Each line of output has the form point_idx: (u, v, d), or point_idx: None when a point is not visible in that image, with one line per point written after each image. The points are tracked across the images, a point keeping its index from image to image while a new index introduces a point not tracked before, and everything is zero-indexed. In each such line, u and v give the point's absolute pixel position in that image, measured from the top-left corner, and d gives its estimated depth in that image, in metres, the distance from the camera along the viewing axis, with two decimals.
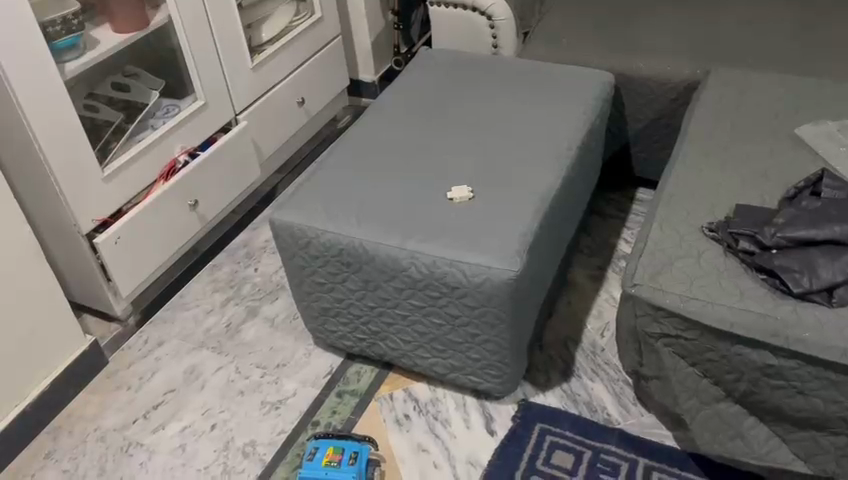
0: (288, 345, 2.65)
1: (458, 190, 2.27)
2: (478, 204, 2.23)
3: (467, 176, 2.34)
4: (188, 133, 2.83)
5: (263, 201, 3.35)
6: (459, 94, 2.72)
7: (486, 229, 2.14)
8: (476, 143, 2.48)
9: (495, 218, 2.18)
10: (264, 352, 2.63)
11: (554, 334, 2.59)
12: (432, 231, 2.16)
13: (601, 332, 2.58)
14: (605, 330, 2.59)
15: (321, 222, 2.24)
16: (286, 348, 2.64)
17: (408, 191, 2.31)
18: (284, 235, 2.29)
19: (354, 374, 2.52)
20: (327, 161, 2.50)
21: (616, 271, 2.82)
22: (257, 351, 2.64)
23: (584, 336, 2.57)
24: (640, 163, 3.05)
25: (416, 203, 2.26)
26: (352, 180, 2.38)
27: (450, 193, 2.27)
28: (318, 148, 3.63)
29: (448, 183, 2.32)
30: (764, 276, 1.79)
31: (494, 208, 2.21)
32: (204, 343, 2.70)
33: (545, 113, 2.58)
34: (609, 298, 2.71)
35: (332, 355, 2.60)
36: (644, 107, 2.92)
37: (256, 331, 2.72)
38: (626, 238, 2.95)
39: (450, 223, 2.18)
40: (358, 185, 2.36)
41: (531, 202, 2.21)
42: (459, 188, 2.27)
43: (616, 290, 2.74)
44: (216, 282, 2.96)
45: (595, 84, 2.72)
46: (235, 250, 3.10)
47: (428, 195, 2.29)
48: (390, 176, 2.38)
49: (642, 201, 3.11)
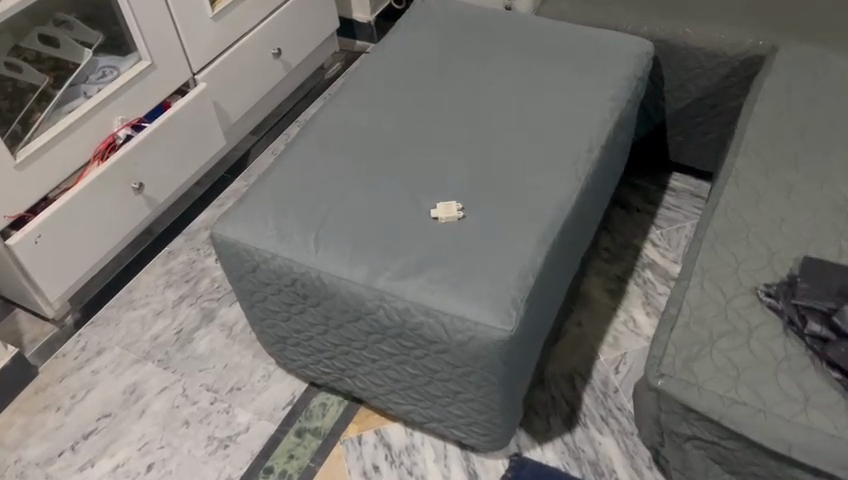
0: (246, 362, 2.26)
1: (447, 207, 1.80)
2: (470, 228, 1.76)
3: (459, 185, 1.86)
4: (132, 102, 2.34)
5: (233, 169, 2.89)
6: (459, 66, 2.19)
7: (477, 265, 1.68)
8: (474, 138, 1.98)
9: (490, 249, 1.71)
10: (217, 371, 2.25)
11: (559, 366, 2.17)
12: (408, 265, 1.71)
13: (615, 367, 2.16)
14: (620, 366, 2.16)
15: (272, 243, 1.80)
16: (243, 366, 2.25)
17: (383, 202, 1.84)
18: (228, 255, 1.85)
19: (319, 407, 2.13)
20: (289, 151, 2.01)
21: (638, 285, 2.36)
22: (209, 369, 2.26)
23: (595, 371, 2.15)
24: (678, 148, 2.53)
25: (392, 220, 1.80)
26: (316, 183, 1.91)
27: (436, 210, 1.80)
28: (300, 104, 3.12)
29: (435, 195, 1.85)
30: (839, 375, 1.33)
31: (489, 235, 1.74)
32: (149, 354, 2.31)
33: (564, 98, 2.06)
34: (628, 321, 2.26)
35: (295, 379, 2.20)
36: (688, 84, 2.37)
37: (210, 342, 2.33)
38: (653, 242, 2.47)
39: (433, 253, 1.72)
40: (323, 190, 1.89)
41: (536, 230, 1.74)
42: (447, 204, 1.80)
43: (637, 310, 2.29)
44: (170, 274, 2.55)
45: (629, 57, 2.18)
46: (194, 233, 2.67)
47: (409, 209, 1.82)
48: (363, 180, 1.90)
49: (675, 192, 2.62)
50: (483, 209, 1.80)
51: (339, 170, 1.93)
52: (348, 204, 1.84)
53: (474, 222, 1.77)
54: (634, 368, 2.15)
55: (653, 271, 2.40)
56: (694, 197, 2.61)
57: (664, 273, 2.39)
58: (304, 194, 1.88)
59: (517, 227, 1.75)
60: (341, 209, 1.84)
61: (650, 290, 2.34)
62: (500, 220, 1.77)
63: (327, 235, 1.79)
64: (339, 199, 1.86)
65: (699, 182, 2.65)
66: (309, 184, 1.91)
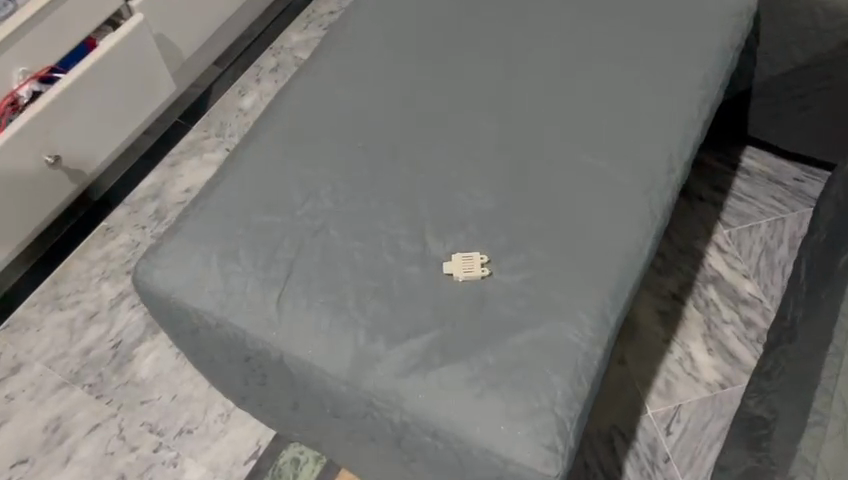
0: (199, 395, 1.80)
1: (465, 262, 1.26)
2: (500, 295, 1.24)
3: (484, 222, 1.31)
4: (36, 46, 1.72)
5: (189, 114, 2.28)
6: (487, 23, 1.57)
7: (509, 362, 1.17)
8: (507, 142, 1.41)
9: (528, 335, 1.20)
10: (162, 405, 1.79)
11: (595, 420, 1.71)
12: (410, 353, 1.20)
13: (664, 426, 1.71)
14: (672, 424, 1.71)
15: (219, 302, 1.27)
16: (196, 399, 1.79)
17: (377, 245, 1.30)
18: (159, 309, 1.32)
19: (290, 465, 1.69)
20: (245, 147, 1.44)
21: (698, 308, 1.86)
22: (152, 402, 1.79)
23: (641, 432, 1.70)
24: (761, 124, 1.95)
25: (389, 276, 1.27)
26: (282, 206, 1.35)
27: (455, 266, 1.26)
28: (276, 25, 2.46)
29: (450, 237, 1.30)
30: None
31: (528, 311, 1.22)
32: (78, 376, 1.84)
33: (633, 83, 1.47)
34: (685, 360, 1.78)
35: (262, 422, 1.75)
36: (794, 47, 1.76)
37: (155, 363, 1.85)
38: (719, 247, 1.94)
39: (447, 335, 1.21)
40: (293, 219, 1.34)
41: (595, 306, 1.23)
42: (465, 258, 1.27)
43: (695, 345, 1.81)
44: (108, 261, 2.02)
45: (726, 18, 1.56)
46: (138, 203, 2.11)
47: (413, 258, 1.28)
48: (349, 204, 1.35)
49: (748, 176, 2.06)
50: (520, 264, 1.26)
51: (315, 185, 1.37)
52: (328, 245, 1.30)
53: (506, 286, 1.24)
54: (690, 429, 1.70)
55: (718, 288, 1.89)
56: (771, 183, 2.05)
57: (731, 291, 1.88)
58: (264, 223, 1.33)
59: (566, 300, 1.23)
60: (317, 254, 1.30)
61: (712, 317, 1.84)
62: (543, 284, 1.24)
63: (295, 295, 1.26)
64: (314, 234, 1.32)
65: (779, 162, 2.08)
66: (273, 208, 1.35)
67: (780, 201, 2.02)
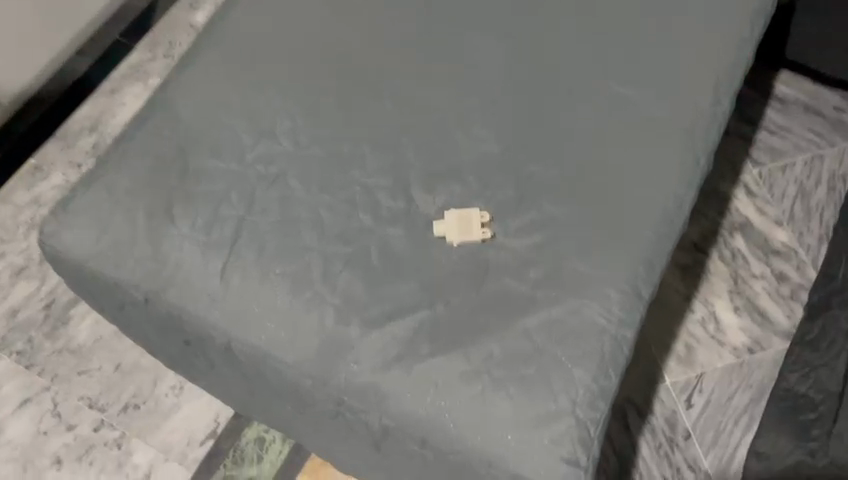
0: (147, 364, 1.54)
1: (460, 223, 1.00)
2: (504, 266, 0.99)
3: (484, 172, 1.06)
4: None
5: (131, 31, 1.94)
6: None
7: (519, 352, 0.93)
8: (512, 68, 1.13)
9: (542, 317, 0.95)
10: (104, 375, 1.53)
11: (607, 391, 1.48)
12: (393, 341, 0.94)
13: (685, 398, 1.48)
14: (693, 395, 1.49)
15: (148, 272, 0.99)
16: (143, 368, 1.54)
17: (349, 200, 1.04)
18: (75, 280, 1.05)
19: (254, 446, 1.46)
20: (183, 74, 1.14)
21: (723, 261, 1.61)
22: (92, 372, 1.54)
23: (658, 404, 1.48)
24: (801, 45, 1.67)
25: (365, 240, 1.01)
26: (230, 150, 1.07)
27: (450, 229, 1.00)
28: None
29: (441, 191, 1.05)
30: None
31: (540, 286, 0.97)
32: (4, 342, 1.57)
33: None
34: (708, 322, 1.55)
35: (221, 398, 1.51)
36: None
37: (95, 326, 1.59)
38: (748, 190, 1.68)
39: (438, 317, 0.96)
40: (244, 166, 1.06)
41: (625, 278, 0.98)
42: (460, 218, 1.01)
43: (720, 304, 1.57)
44: (37, 206, 1.72)
45: None
46: (72, 136, 1.80)
47: (395, 217, 1.03)
48: (314, 147, 1.07)
49: (782, 106, 1.78)
50: (528, 226, 1.01)
51: (272, 124, 1.09)
52: (288, 200, 1.03)
53: (511, 254, 1.00)
54: (714, 401, 1.48)
55: (746, 237, 1.64)
56: (808, 114, 1.77)
57: (760, 241, 1.63)
58: (207, 173, 1.06)
59: (588, 271, 0.98)
60: (275, 211, 1.03)
61: (739, 272, 1.60)
62: (558, 252, 0.99)
63: (245, 265, 0.99)
64: (269, 185, 1.04)
65: (816, 89, 1.80)
66: (219, 153, 1.07)
67: (818, 136, 1.75)
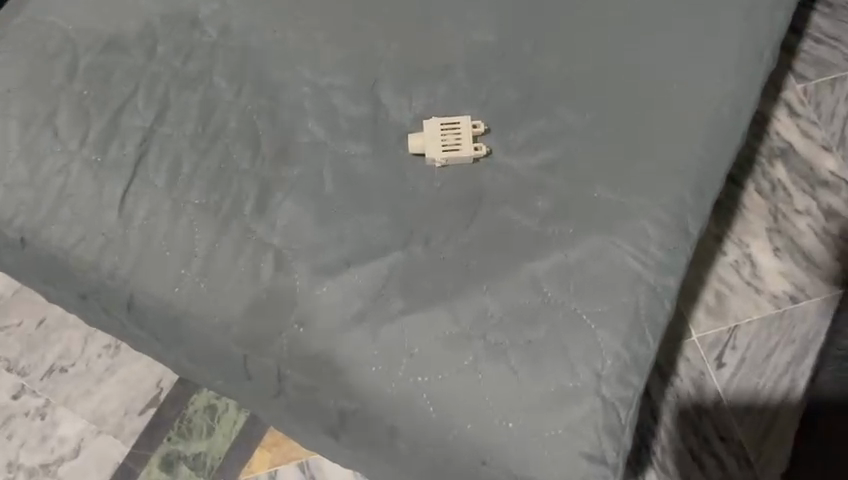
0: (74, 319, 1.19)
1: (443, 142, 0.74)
2: (504, 193, 0.73)
3: (476, 68, 0.79)
4: None
5: None
6: None
7: (523, 309, 0.68)
8: None
9: (554, 262, 0.70)
10: (21, 331, 1.20)
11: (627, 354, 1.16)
12: (350, 294, 0.69)
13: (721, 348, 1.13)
14: (726, 353, 1.14)
15: (24, 205, 0.74)
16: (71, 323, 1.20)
17: (295, 105, 0.77)
18: None
19: (204, 415, 1.13)
20: None
21: (759, 194, 1.22)
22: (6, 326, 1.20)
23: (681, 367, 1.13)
24: None
25: (316, 158, 0.75)
26: (136, 41, 0.80)
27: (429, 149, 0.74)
28: None
29: (419, 94, 0.78)
30: None
31: (551, 220, 0.71)
32: None
33: None
34: (743, 265, 1.18)
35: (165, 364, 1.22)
36: None
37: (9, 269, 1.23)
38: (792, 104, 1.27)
39: (414, 262, 0.70)
40: (154, 63, 0.79)
41: (668, 208, 0.72)
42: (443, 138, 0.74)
43: (757, 248, 1.19)
44: None
45: None
46: None
47: (356, 128, 0.76)
48: (250, 37, 0.80)
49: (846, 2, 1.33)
50: (535, 141, 0.75)
51: (193, 7, 0.82)
52: (211, 108, 0.77)
53: (514, 178, 0.74)
54: (753, 359, 1.13)
55: (790, 161, 1.24)
56: None
57: (804, 169, 1.23)
58: (105, 71, 0.78)
59: (617, 199, 0.72)
60: (193, 121, 0.76)
61: (780, 208, 1.21)
62: (575, 173, 0.73)
63: (151, 195, 0.73)
64: (188, 87, 0.78)
65: None
66: (121, 45, 0.80)
67: None
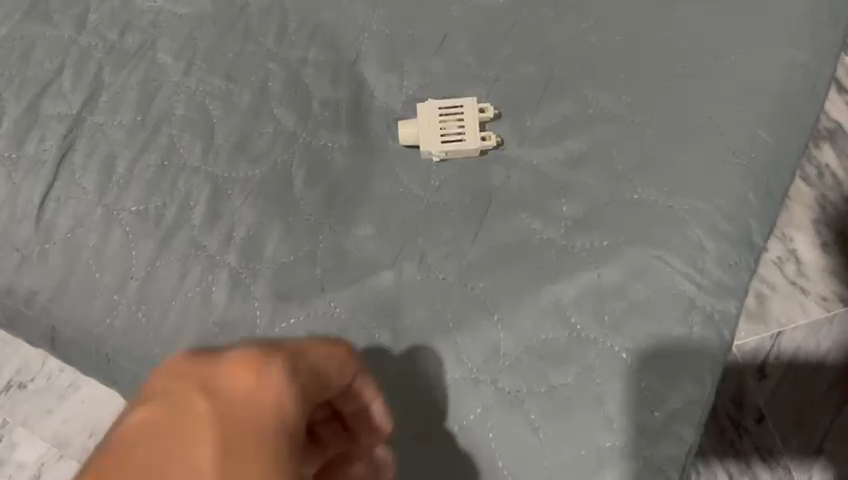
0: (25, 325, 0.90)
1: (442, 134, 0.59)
2: (518, 195, 0.58)
3: (482, 38, 0.63)
4: None
5: None
6: None
7: (546, 348, 0.53)
8: None
9: (585, 284, 0.55)
10: None
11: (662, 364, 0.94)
12: (327, 328, 0.55)
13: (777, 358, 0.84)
14: (769, 365, 0.84)
15: None
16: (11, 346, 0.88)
17: (257, 85, 0.61)
18: None
19: None
20: None
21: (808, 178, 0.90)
22: None
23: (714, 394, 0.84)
24: None
25: (282, 152, 0.59)
26: (63, 9, 0.65)
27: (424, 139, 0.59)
28: None
29: (413, 72, 0.63)
30: None
31: (579, 229, 0.56)
32: None
33: None
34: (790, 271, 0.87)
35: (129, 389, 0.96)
36: None
37: None
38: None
39: (407, 285, 0.56)
40: (85, 36, 0.64)
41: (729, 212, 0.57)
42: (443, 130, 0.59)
43: (803, 242, 0.88)
44: None
45: None
46: None
47: (334, 114, 0.61)
48: (203, 1, 0.65)
49: None
50: (557, 129, 0.60)
51: None
52: (154, 90, 0.62)
53: (532, 176, 0.59)
54: (810, 376, 0.84)
55: None
56: None
57: None
58: (23, 46, 0.63)
59: (663, 202, 0.57)
60: (130, 108, 0.61)
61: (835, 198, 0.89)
62: (610, 169, 0.58)
63: (76, 201, 0.58)
64: (126, 65, 0.63)
65: None
66: (45, 13, 0.64)
67: None
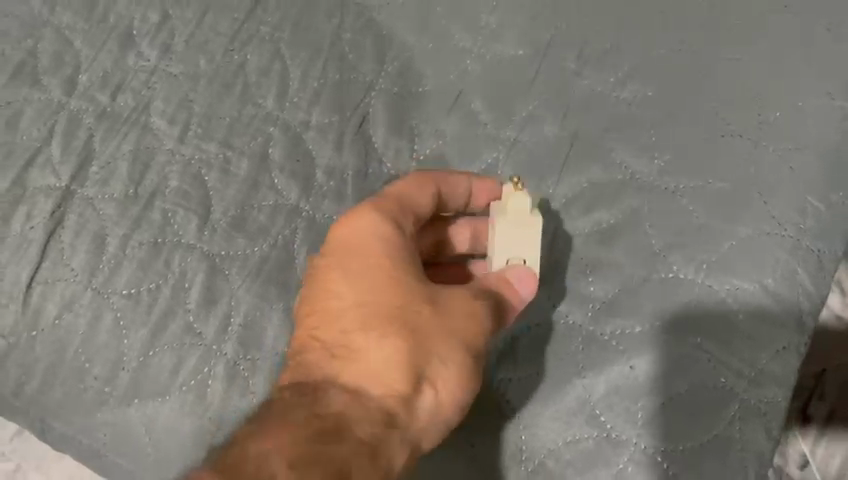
0: None
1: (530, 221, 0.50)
2: (543, 274, 0.54)
3: (499, 96, 0.58)
4: None
5: None
6: None
7: (570, 448, 0.50)
8: None
9: (616, 379, 0.50)
10: None
11: None
12: None
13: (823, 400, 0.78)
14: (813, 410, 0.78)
15: None
16: None
17: (257, 153, 0.57)
18: None
19: None
20: None
21: None
22: None
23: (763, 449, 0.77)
24: None
25: (285, 228, 0.55)
26: (53, 69, 0.60)
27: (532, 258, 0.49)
28: None
29: (424, 135, 0.58)
30: None
31: (608, 314, 0.52)
32: None
33: None
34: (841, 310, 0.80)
35: None
36: None
37: None
38: None
39: None
40: (75, 100, 0.60)
41: (773, 292, 0.51)
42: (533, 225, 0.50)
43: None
44: None
45: None
46: None
47: (339, 184, 0.57)
48: (200, 59, 0.61)
49: None
50: (583, 198, 0.55)
51: (126, 20, 0.62)
52: (147, 160, 0.57)
53: (557, 251, 0.54)
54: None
55: None
56: None
57: None
58: (12, 112, 0.59)
59: (703, 283, 0.52)
60: (122, 180, 0.57)
61: None
62: (640, 244, 0.53)
63: (65, 284, 0.54)
64: (118, 132, 0.59)
65: None
66: (34, 74, 0.60)
67: None
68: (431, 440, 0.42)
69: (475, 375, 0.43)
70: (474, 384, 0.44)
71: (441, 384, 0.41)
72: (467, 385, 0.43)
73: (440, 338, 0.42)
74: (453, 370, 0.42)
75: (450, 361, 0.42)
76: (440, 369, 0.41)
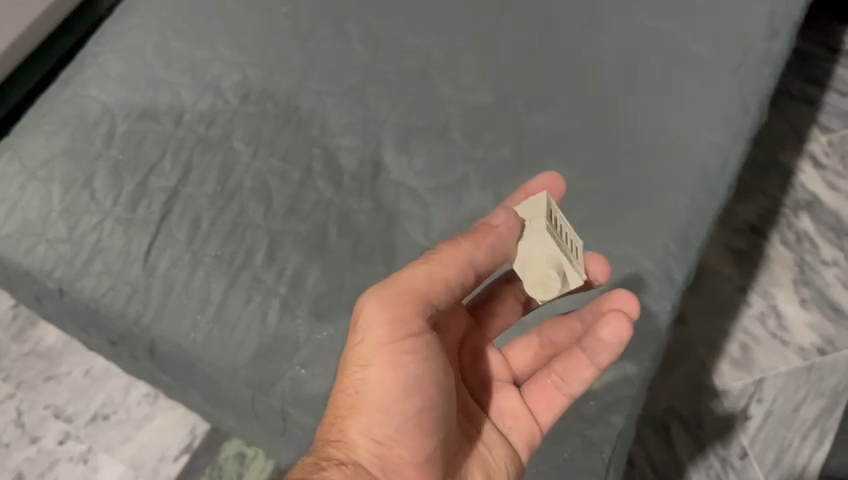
0: (115, 382, 1.16)
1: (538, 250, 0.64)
2: None
3: (473, 129, 0.84)
4: None
5: None
6: None
7: None
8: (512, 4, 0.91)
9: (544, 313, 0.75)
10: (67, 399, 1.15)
11: (666, 391, 1.10)
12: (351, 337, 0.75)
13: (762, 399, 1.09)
14: (751, 405, 1.08)
15: (63, 257, 0.81)
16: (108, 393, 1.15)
17: (305, 166, 0.84)
18: None
19: None
20: (120, 24, 0.96)
21: (796, 260, 1.18)
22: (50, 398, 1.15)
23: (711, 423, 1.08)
24: None
25: (322, 213, 0.81)
26: (167, 111, 0.88)
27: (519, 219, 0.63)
28: None
29: (418, 152, 0.84)
30: None
31: None
32: None
33: None
34: (774, 325, 1.14)
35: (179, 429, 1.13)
36: None
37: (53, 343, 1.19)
38: (827, 163, 1.24)
39: None
40: (181, 130, 0.87)
41: (652, 255, 0.75)
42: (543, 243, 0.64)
43: (788, 305, 1.15)
44: None
45: None
46: None
47: (361, 185, 0.82)
48: (266, 103, 0.88)
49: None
50: None
51: (217, 78, 0.90)
52: (230, 169, 0.84)
53: None
54: (792, 416, 1.07)
55: (826, 208, 1.21)
56: None
57: (832, 220, 1.20)
58: (138, 138, 0.87)
59: (604, 247, 0.76)
60: (212, 181, 0.83)
61: (810, 268, 1.17)
62: None
63: (172, 249, 0.80)
64: (209, 150, 0.85)
65: None
66: (154, 114, 0.88)
67: None
68: (390, 442, 0.58)
69: (396, 385, 0.58)
70: (404, 390, 0.58)
71: (360, 408, 0.59)
72: (388, 390, 0.58)
73: (350, 381, 0.60)
74: (373, 392, 0.58)
75: (365, 385, 0.59)
76: (356, 398, 0.59)
